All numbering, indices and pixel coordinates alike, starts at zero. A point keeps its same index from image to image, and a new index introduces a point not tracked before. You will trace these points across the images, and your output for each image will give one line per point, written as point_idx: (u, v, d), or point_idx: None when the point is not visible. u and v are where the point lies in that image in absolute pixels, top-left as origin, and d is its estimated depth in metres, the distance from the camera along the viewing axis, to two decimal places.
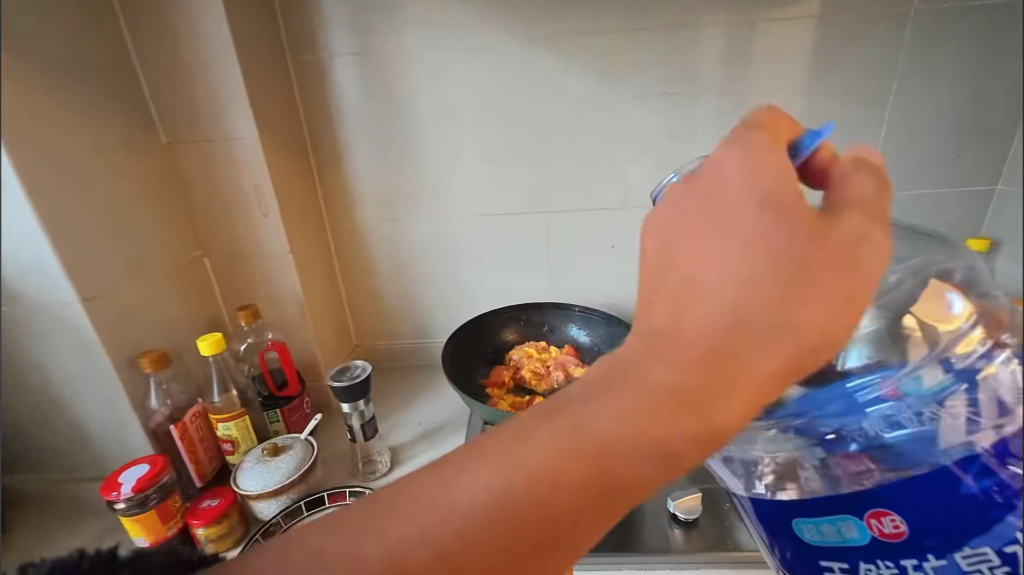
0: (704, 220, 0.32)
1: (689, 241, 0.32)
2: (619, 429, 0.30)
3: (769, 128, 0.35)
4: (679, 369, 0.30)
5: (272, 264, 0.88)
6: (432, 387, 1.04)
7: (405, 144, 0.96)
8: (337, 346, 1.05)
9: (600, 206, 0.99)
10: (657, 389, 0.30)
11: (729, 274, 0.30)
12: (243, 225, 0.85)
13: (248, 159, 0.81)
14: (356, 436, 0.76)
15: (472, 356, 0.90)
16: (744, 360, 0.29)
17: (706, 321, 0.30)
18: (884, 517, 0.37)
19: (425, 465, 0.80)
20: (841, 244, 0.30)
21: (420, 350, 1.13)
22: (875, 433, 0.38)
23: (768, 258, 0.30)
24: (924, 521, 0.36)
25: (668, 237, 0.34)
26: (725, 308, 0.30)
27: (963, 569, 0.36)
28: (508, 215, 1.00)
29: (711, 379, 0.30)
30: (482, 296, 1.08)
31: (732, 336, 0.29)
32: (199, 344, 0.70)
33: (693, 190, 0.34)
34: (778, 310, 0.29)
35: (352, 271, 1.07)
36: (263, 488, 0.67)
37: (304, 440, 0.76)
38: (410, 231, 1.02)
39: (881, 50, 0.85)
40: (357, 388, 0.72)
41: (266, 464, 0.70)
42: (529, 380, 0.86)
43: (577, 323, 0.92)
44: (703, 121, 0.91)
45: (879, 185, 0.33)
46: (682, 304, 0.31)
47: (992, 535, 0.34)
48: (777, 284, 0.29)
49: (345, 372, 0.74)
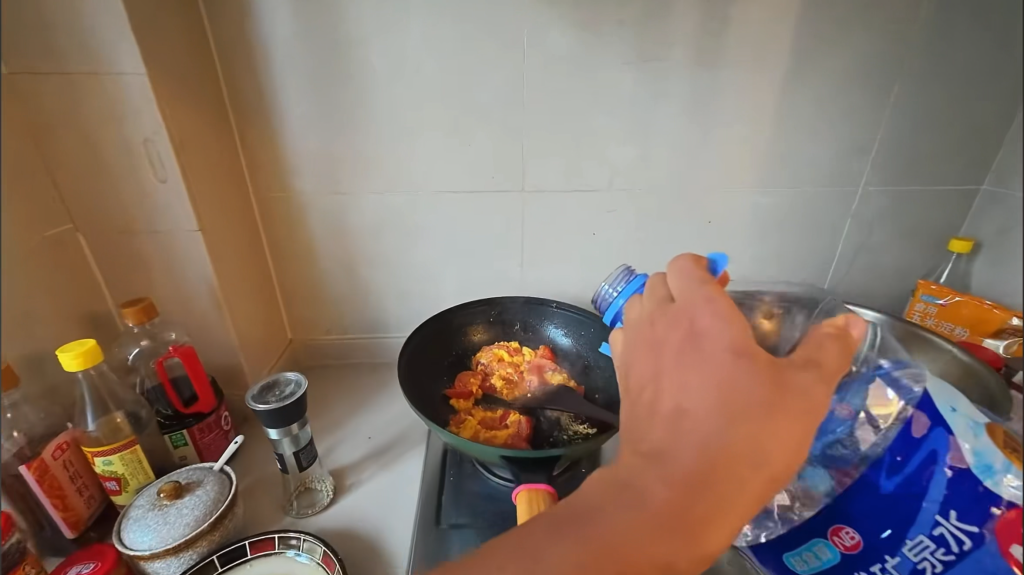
0: (686, 360, 0.40)
1: (665, 363, 0.42)
2: (631, 511, 0.36)
3: (714, 282, 0.44)
4: (681, 467, 0.36)
5: (174, 245, 0.69)
6: (384, 390, 0.90)
7: (352, 99, 0.78)
8: (267, 343, 0.87)
9: (580, 188, 0.87)
10: (660, 496, 0.36)
11: (693, 391, 0.38)
12: (132, 193, 0.65)
13: (134, 105, 0.60)
14: (288, 466, 0.62)
15: (433, 360, 0.77)
16: (731, 475, 0.36)
17: (701, 443, 0.36)
18: (842, 533, 0.50)
19: (376, 495, 0.67)
20: (792, 395, 0.38)
21: (370, 345, 0.98)
22: (844, 451, 0.51)
23: (743, 398, 0.37)
24: (880, 522, 0.48)
25: (656, 368, 0.42)
26: (715, 434, 0.36)
27: (913, 559, 0.45)
28: (476, 194, 0.86)
29: (701, 481, 0.36)
30: (443, 286, 0.94)
31: (712, 436, 0.36)
32: (59, 356, 0.52)
33: (666, 329, 0.43)
34: (738, 423, 0.36)
35: (286, 252, 0.89)
36: (157, 546, 0.51)
37: (217, 474, 0.60)
38: (357, 207, 0.85)
39: (897, 33, 0.77)
40: (289, 410, 0.57)
41: (161, 511, 0.54)
42: (499, 389, 0.74)
43: (555, 323, 0.81)
44: (700, 97, 0.80)
45: (842, 357, 0.42)
46: (668, 415, 0.39)
47: (919, 524, 0.46)
48: (750, 421, 0.36)
49: (273, 390, 0.59)
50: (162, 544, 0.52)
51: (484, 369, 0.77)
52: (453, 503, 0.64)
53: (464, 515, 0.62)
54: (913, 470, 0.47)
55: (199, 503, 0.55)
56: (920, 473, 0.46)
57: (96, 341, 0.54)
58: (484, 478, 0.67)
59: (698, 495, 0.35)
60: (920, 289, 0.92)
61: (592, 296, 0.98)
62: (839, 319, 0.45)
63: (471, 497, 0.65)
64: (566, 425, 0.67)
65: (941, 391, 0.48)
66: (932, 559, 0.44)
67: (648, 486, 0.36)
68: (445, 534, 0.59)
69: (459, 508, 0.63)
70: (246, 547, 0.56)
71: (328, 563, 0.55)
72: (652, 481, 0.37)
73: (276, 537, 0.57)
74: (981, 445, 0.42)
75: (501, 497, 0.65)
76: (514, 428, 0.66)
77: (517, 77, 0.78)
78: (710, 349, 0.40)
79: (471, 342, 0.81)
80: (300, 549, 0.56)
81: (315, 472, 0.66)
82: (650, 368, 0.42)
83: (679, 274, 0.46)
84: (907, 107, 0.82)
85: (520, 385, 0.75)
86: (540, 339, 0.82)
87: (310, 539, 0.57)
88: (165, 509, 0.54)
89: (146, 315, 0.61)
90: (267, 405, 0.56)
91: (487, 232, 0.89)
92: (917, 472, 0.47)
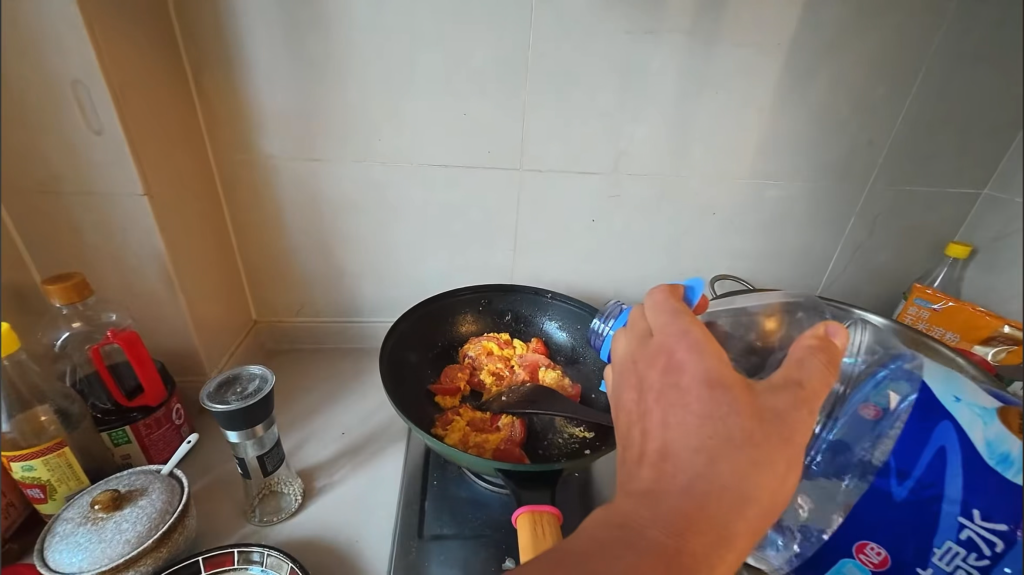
0: (666, 398, 0.35)
1: (653, 398, 0.36)
2: (615, 547, 0.30)
3: (691, 313, 0.39)
4: (666, 507, 0.31)
5: (115, 208, 0.58)
6: (358, 379, 0.83)
7: (330, 49, 0.67)
8: (227, 324, 0.78)
9: (582, 169, 0.80)
10: (648, 542, 0.30)
11: (679, 428, 0.34)
12: (60, 143, 0.54)
13: (60, 37, 0.49)
14: (250, 470, 0.55)
15: (415, 353, 0.71)
16: (718, 519, 0.31)
17: (686, 486, 0.32)
18: (868, 550, 0.44)
19: (348, 501, 0.61)
20: (774, 429, 0.33)
21: (343, 329, 0.90)
22: (865, 457, 0.45)
23: (727, 436, 0.32)
24: (903, 532, 0.42)
25: (640, 408, 0.37)
26: (699, 477, 0.32)
27: (946, 568, 0.40)
28: (468, 169, 0.78)
29: (688, 522, 0.31)
30: (426, 268, 0.86)
31: (695, 470, 0.32)
32: None
33: (646, 366, 0.38)
34: (721, 458, 0.32)
35: (249, 223, 0.79)
36: (90, 568, 0.44)
37: (165, 479, 0.52)
38: (333, 176, 0.76)
39: (928, 22, 0.72)
40: (252, 412, 0.49)
41: (96, 525, 0.46)
42: (488, 384, 0.69)
43: (550, 315, 0.76)
44: (718, 76, 0.74)
45: (825, 374, 0.36)
46: (654, 449, 0.34)
47: (942, 529, 0.40)
48: (733, 459, 0.32)
49: (232, 387, 0.51)
50: (96, 566, 0.44)
51: (472, 363, 0.71)
52: (436, 511, 0.58)
53: (448, 524, 0.57)
54: (923, 473, 0.41)
55: (144, 516, 0.48)
56: (932, 474, 0.40)
57: (12, 325, 0.45)
58: (470, 482, 0.62)
59: (690, 538, 0.30)
60: (914, 292, 0.91)
61: (585, 285, 0.92)
62: (820, 326, 0.39)
63: (455, 503, 0.60)
64: (561, 428, 0.63)
65: (939, 379, 0.42)
66: (967, 565, 0.39)
67: (633, 522, 0.31)
68: (427, 547, 0.54)
69: (444, 516, 0.58)
70: (199, 563, 0.49)
71: None
72: (637, 518, 0.31)
73: (235, 552, 0.51)
74: (992, 433, 0.38)
75: (490, 505, 0.60)
76: (506, 431, 0.61)
77: (521, 38, 0.69)
78: (688, 384, 0.34)
79: (458, 333, 0.75)
80: (264, 566, 0.50)
81: (281, 474, 0.59)
82: (644, 401, 0.36)
83: (654, 306, 0.40)
84: (927, 102, 0.77)
85: (511, 381, 0.69)
86: (533, 331, 0.77)
87: (275, 554, 0.50)
88: (100, 524, 0.46)
89: (79, 294, 0.52)
90: (226, 405, 0.49)
91: (477, 212, 0.82)
92: (928, 474, 0.41)
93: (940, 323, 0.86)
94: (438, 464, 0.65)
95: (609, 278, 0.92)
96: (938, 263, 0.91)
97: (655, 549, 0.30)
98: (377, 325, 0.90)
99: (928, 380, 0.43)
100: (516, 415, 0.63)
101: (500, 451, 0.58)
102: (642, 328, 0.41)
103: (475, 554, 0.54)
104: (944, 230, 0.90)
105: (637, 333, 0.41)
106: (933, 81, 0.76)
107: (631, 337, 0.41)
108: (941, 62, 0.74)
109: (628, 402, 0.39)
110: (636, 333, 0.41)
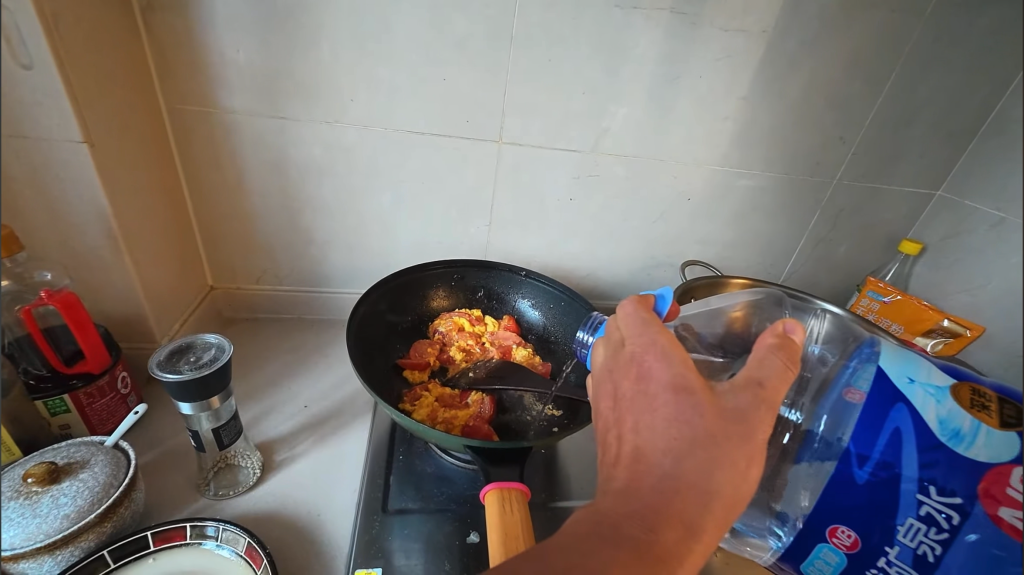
0: (637, 406, 0.36)
1: (622, 406, 0.37)
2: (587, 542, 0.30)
3: (660, 321, 0.40)
4: (636, 500, 0.32)
5: (49, 155, 0.52)
6: (323, 351, 0.80)
7: None
8: (179, 289, 0.73)
9: (561, 146, 0.78)
10: (625, 538, 0.30)
11: (646, 435, 0.35)
12: None
13: None
14: (204, 443, 0.52)
15: (384, 327, 0.68)
16: (688, 514, 0.32)
17: (655, 486, 0.32)
18: (839, 534, 0.44)
19: (307, 475, 0.59)
20: (734, 427, 0.34)
21: (307, 299, 0.86)
22: (834, 445, 0.45)
23: (694, 435, 0.33)
24: (867, 513, 0.42)
25: (614, 414, 0.38)
26: (668, 476, 0.32)
27: (911, 545, 0.41)
28: (445, 138, 0.75)
29: (656, 514, 0.31)
30: (397, 240, 0.83)
31: (664, 469, 0.33)
32: None
33: (620, 375, 0.39)
34: (690, 455, 0.33)
35: (205, 182, 0.73)
36: (23, 545, 0.40)
37: (110, 451, 0.49)
38: (299, 137, 0.71)
39: (909, 21, 0.73)
40: (207, 382, 0.47)
41: (30, 500, 0.42)
42: (457, 361, 0.68)
43: (523, 293, 0.75)
44: (704, 59, 0.73)
45: (784, 371, 0.36)
46: (623, 454, 0.35)
47: (903, 507, 0.41)
48: (699, 455, 0.33)
49: (186, 357, 0.48)
50: (30, 542, 0.41)
51: (442, 339, 0.70)
52: (401, 486, 0.58)
53: (413, 499, 0.56)
54: (881, 454, 0.42)
55: (85, 491, 0.45)
56: (891, 451, 0.41)
57: None
58: (437, 458, 0.62)
59: (663, 531, 0.31)
60: (867, 285, 0.94)
61: (559, 264, 0.92)
62: (778, 324, 0.40)
63: (421, 478, 0.59)
64: (530, 405, 0.63)
65: (894, 361, 0.43)
66: (929, 540, 0.40)
67: (609, 512, 0.32)
68: (390, 521, 0.53)
69: (409, 492, 0.57)
70: (147, 538, 0.47)
71: (250, 557, 0.47)
72: (611, 511, 0.32)
73: (187, 527, 0.48)
74: (945, 411, 0.40)
75: (455, 482, 0.59)
76: (475, 408, 0.60)
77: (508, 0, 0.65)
78: (656, 389, 0.35)
79: (429, 308, 0.73)
80: (218, 539, 0.48)
81: (238, 447, 0.57)
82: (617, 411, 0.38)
83: (623, 317, 0.41)
84: (897, 101, 0.80)
85: (481, 358, 0.68)
86: (505, 309, 0.76)
87: (230, 528, 0.48)
88: (34, 498, 0.43)
89: (10, 247, 0.47)
90: (178, 374, 0.46)
91: (453, 184, 0.79)
92: (886, 453, 0.41)
93: (887, 315, 0.90)
94: (404, 439, 0.64)
95: (583, 258, 0.92)
96: (890, 259, 0.96)
97: (633, 538, 0.30)
98: (342, 296, 0.87)
99: (885, 363, 0.44)
100: (485, 392, 0.62)
101: (469, 427, 0.57)
102: (613, 337, 0.41)
103: (438, 527, 0.54)
104: (897, 228, 0.94)
105: (608, 343, 0.42)
106: (903, 81, 0.78)
107: (605, 348, 0.42)
108: (915, 63, 0.76)
109: (601, 412, 0.40)
110: (607, 344, 0.42)
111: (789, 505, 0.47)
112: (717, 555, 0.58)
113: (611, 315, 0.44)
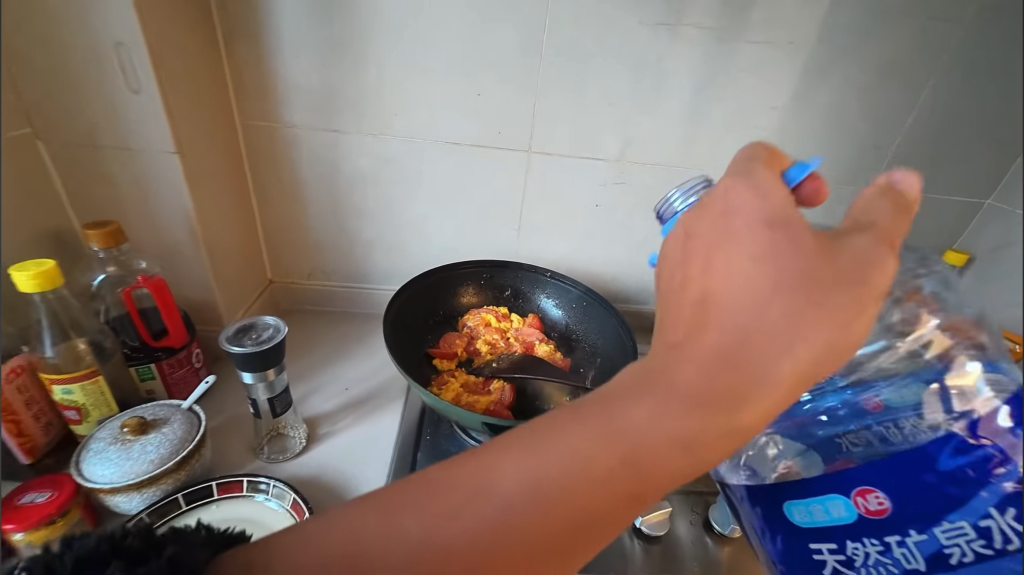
0: (715, 245, 0.32)
1: (704, 244, 0.33)
2: (626, 422, 0.30)
3: (772, 166, 0.34)
4: (701, 346, 0.30)
5: (150, 165, 0.63)
6: (364, 342, 0.88)
7: (354, 25, 0.70)
8: (245, 282, 0.84)
9: (589, 156, 0.82)
10: (677, 400, 0.29)
11: (721, 279, 0.31)
12: (100, 101, 0.58)
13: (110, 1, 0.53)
14: (261, 411, 0.60)
15: (418, 320, 0.75)
16: (671, 450, 0.29)
17: (726, 329, 0.30)
18: (869, 496, 0.44)
19: (346, 448, 0.66)
20: (833, 269, 0.30)
21: (352, 295, 0.94)
22: (922, 432, 0.45)
23: (785, 279, 0.29)
24: (909, 495, 0.43)
25: (684, 256, 0.34)
26: (742, 317, 0.30)
27: (943, 541, 0.41)
28: (480, 148, 0.81)
29: (717, 367, 0.29)
30: (433, 242, 0.90)
31: (744, 312, 0.30)
32: (14, 275, 0.48)
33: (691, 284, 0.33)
34: (776, 296, 0.29)
35: (268, 186, 0.83)
36: (118, 481, 0.49)
37: (186, 412, 0.57)
38: (350, 148, 0.80)
39: (948, 28, 0.72)
40: (264, 356, 0.54)
41: (125, 446, 0.52)
42: (483, 353, 0.73)
43: (547, 293, 0.80)
44: (728, 72, 0.75)
45: (895, 214, 0.33)
46: (690, 295, 0.32)
47: (964, 511, 0.41)
48: (712, 416, 0.29)
49: (248, 334, 0.56)
50: (125, 479, 0.50)
51: (470, 332, 0.76)
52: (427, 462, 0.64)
53: None
54: (978, 460, 0.42)
55: (167, 440, 0.53)
56: (984, 468, 0.41)
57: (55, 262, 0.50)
58: (460, 440, 0.67)
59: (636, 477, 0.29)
60: None
61: (587, 268, 0.96)
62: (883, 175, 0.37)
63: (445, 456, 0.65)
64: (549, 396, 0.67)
65: None
66: (968, 548, 0.40)
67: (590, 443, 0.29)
68: None
69: None
70: (212, 486, 0.55)
71: (296, 510, 0.54)
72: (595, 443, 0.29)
73: (244, 480, 0.56)
74: None
75: None
76: (496, 395, 0.65)
77: (537, 24, 0.71)
78: (738, 292, 0.30)
79: (460, 304, 0.79)
80: (268, 494, 0.55)
81: (289, 419, 0.64)
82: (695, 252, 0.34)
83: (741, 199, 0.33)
84: (937, 108, 0.78)
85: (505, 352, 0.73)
86: (530, 307, 0.81)
87: (279, 485, 0.56)
88: (129, 444, 0.52)
89: (114, 240, 0.56)
90: (243, 348, 0.54)
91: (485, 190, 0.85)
92: (983, 462, 0.41)
93: None
94: (432, 422, 0.70)
95: (610, 262, 0.95)
96: None
97: (599, 489, 0.29)
98: (383, 293, 0.95)
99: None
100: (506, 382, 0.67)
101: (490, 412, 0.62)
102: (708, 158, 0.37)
103: None
104: (942, 238, 0.91)
105: None
106: (944, 88, 0.76)
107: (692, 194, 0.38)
108: (955, 70, 0.75)
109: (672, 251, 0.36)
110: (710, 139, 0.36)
111: (760, 460, 0.52)
112: (726, 550, 0.59)
113: (723, 165, 0.37)
